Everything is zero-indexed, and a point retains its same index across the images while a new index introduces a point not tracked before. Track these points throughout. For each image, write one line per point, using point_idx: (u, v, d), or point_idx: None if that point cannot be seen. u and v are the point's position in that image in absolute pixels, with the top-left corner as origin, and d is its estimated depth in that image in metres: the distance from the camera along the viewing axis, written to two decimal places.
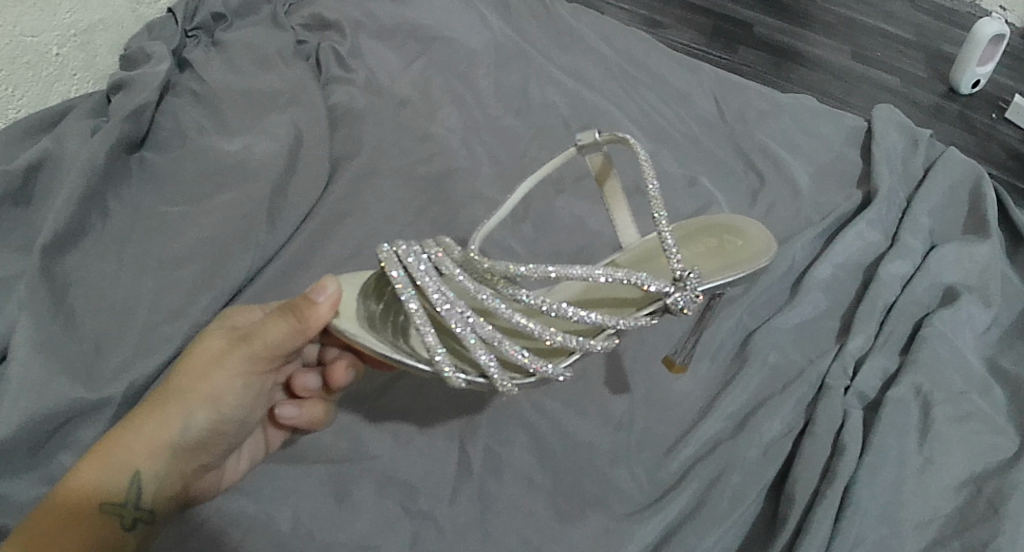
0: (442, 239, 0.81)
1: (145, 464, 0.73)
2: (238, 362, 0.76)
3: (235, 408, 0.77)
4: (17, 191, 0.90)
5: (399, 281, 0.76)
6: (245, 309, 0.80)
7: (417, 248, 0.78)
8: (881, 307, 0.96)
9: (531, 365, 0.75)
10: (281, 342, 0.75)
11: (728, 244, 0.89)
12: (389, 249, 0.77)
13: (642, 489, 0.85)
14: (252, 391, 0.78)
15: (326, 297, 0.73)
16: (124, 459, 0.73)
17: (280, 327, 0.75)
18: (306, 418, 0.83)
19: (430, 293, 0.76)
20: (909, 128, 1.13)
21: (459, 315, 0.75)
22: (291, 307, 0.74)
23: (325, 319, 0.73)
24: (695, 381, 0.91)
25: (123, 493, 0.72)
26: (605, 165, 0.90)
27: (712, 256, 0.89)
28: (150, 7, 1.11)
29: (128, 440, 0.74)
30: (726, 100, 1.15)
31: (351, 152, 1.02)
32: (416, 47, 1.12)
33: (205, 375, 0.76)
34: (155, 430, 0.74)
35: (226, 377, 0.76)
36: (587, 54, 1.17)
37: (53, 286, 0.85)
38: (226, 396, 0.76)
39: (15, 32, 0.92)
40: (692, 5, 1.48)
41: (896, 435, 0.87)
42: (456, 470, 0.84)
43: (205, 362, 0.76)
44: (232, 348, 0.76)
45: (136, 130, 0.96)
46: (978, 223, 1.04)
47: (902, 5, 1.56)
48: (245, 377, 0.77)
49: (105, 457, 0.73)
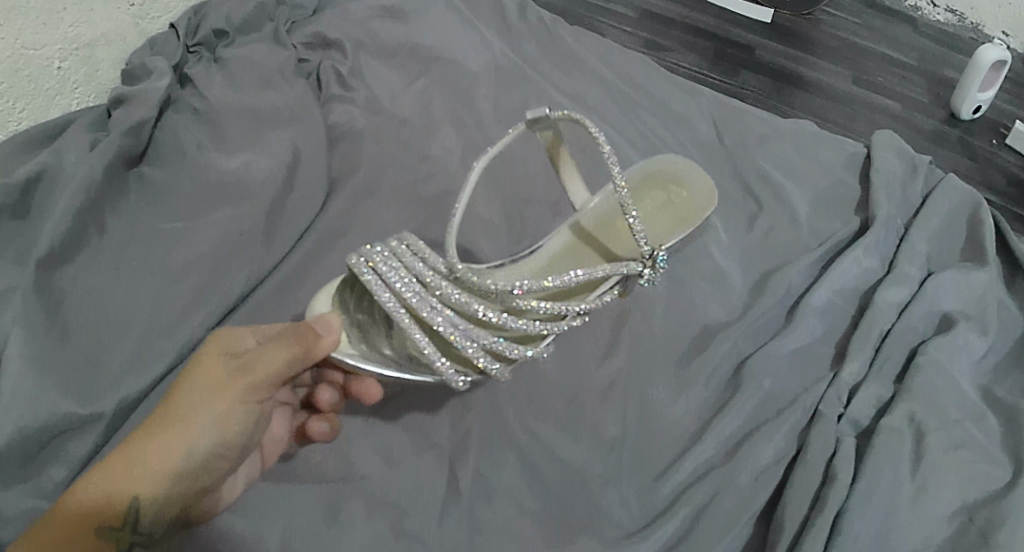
0: (406, 238, 0.85)
1: (145, 489, 0.71)
2: (241, 387, 0.75)
3: (238, 433, 0.75)
4: (16, 204, 0.90)
5: (380, 294, 0.82)
6: (240, 334, 0.79)
7: (387, 257, 0.83)
8: (876, 334, 0.95)
9: (519, 353, 0.83)
10: (286, 368, 0.75)
11: (674, 197, 1.03)
12: (362, 262, 0.83)
13: (632, 513, 0.85)
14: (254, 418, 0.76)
15: (331, 333, 0.79)
16: (123, 484, 0.71)
17: (285, 353, 0.75)
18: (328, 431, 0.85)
19: (409, 298, 0.82)
20: (909, 153, 1.13)
21: (442, 316, 0.82)
22: (299, 331, 0.77)
23: (329, 349, 0.78)
24: (688, 405, 0.91)
25: (123, 517, 0.71)
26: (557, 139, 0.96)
27: (665, 210, 1.01)
28: (153, 23, 1.11)
29: (130, 465, 0.72)
30: (725, 124, 1.15)
31: (349, 170, 1.02)
32: (416, 69, 1.13)
33: (208, 400, 0.74)
34: (156, 456, 0.72)
35: (228, 405, 0.74)
36: (588, 76, 1.18)
37: (48, 300, 0.85)
38: (228, 421, 0.74)
39: (17, 44, 0.93)
40: (694, 28, 1.48)
41: (889, 463, 0.86)
42: (446, 492, 0.84)
43: (206, 390, 0.75)
44: (235, 376, 0.75)
45: (136, 145, 0.97)
46: (976, 250, 1.04)
47: (904, 31, 1.57)
48: (247, 402, 0.75)
49: (108, 481, 0.71)
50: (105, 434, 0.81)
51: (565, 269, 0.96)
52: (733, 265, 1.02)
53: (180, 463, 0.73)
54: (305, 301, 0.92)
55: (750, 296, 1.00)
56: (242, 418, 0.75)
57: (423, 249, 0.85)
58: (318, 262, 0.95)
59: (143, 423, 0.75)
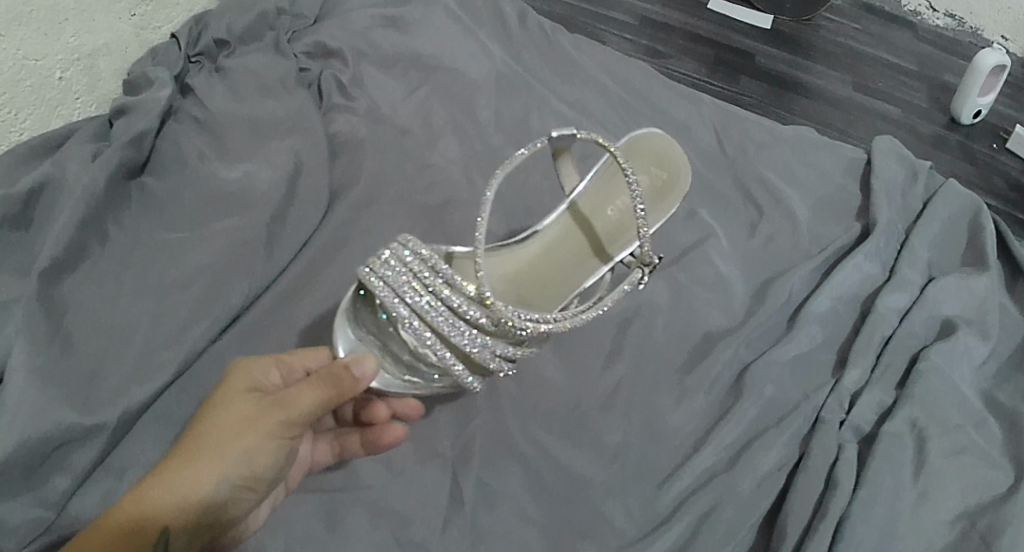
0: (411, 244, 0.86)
1: (174, 520, 0.71)
2: (273, 425, 0.74)
3: (267, 470, 0.75)
4: (17, 215, 0.90)
5: (387, 298, 0.83)
6: (269, 365, 0.78)
7: (396, 268, 0.84)
8: (877, 340, 0.96)
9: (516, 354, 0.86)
10: (320, 411, 0.75)
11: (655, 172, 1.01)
12: (371, 273, 0.84)
13: (634, 521, 0.85)
14: (285, 454, 0.76)
15: (365, 369, 0.75)
16: (153, 513, 0.70)
17: (321, 396, 0.74)
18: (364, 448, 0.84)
19: (420, 307, 0.84)
20: (909, 159, 1.14)
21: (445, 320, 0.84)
22: (338, 376, 0.75)
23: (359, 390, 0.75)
24: (691, 412, 0.91)
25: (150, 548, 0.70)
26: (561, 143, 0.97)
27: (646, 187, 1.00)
28: (153, 33, 1.12)
29: (160, 495, 0.71)
30: (725, 131, 1.16)
31: (350, 179, 1.02)
32: (417, 78, 1.13)
33: (241, 433, 0.74)
34: (186, 487, 0.72)
35: (261, 440, 0.74)
36: (589, 84, 1.18)
37: (51, 310, 0.86)
38: (259, 457, 0.74)
39: (19, 55, 0.93)
40: (694, 35, 1.49)
41: (892, 469, 0.86)
42: (449, 500, 0.84)
43: (238, 424, 0.74)
44: (269, 411, 0.74)
45: (138, 155, 0.97)
46: (977, 255, 1.04)
47: (904, 36, 1.57)
48: (278, 438, 0.74)
49: (138, 509, 0.70)
50: (109, 444, 0.81)
51: (562, 252, 0.96)
52: (734, 272, 1.02)
53: (210, 494, 0.72)
54: (308, 310, 0.92)
55: (751, 303, 1.00)
56: (273, 454, 0.74)
57: (426, 254, 0.85)
58: (320, 272, 0.95)
59: (171, 451, 0.74)
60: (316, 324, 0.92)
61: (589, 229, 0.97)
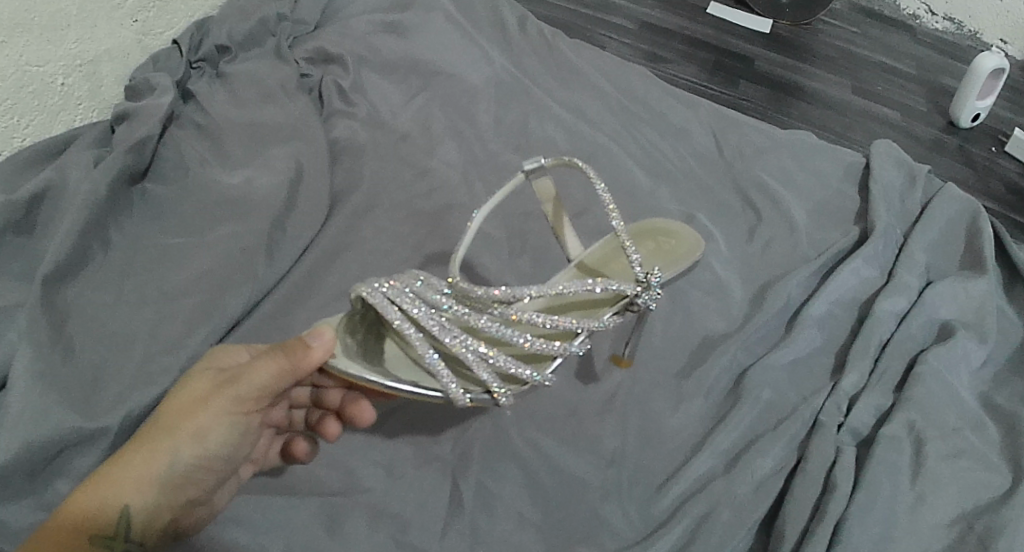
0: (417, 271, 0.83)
1: (131, 497, 0.73)
2: (224, 398, 0.76)
3: (221, 444, 0.76)
4: (20, 220, 0.91)
5: (386, 308, 0.79)
6: (230, 350, 0.80)
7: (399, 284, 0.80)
8: (874, 344, 0.96)
9: (527, 375, 0.79)
10: (272, 381, 0.76)
11: (663, 244, 0.98)
12: (373, 288, 0.79)
13: (632, 523, 0.85)
14: (239, 431, 0.77)
15: (322, 340, 0.75)
16: (111, 492, 0.72)
17: (274, 367, 0.75)
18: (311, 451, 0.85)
19: (423, 321, 0.79)
20: (906, 163, 1.14)
21: (450, 333, 0.79)
22: (291, 349, 0.74)
23: (317, 362, 0.74)
24: (688, 416, 0.92)
25: (111, 524, 0.72)
26: (554, 192, 0.95)
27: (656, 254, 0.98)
28: (155, 39, 1.12)
29: (118, 474, 0.73)
30: (724, 136, 1.16)
31: (351, 185, 1.03)
32: (417, 83, 1.14)
33: (193, 411, 0.76)
34: (142, 464, 0.74)
35: (213, 416, 0.76)
36: (588, 90, 1.19)
37: (53, 315, 0.86)
38: (211, 431, 0.76)
39: (21, 61, 0.94)
40: (693, 40, 1.49)
41: (889, 473, 0.87)
42: (448, 504, 0.85)
43: (192, 403, 0.76)
44: (220, 388, 0.76)
45: (139, 161, 0.98)
46: (975, 259, 1.05)
47: (903, 40, 1.58)
48: (231, 414, 0.76)
49: (96, 488, 0.72)
50: (111, 448, 0.82)
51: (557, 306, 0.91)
52: (732, 277, 1.03)
53: (165, 470, 0.74)
54: (308, 315, 0.93)
55: (749, 308, 1.00)
56: (225, 429, 0.76)
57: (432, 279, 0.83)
58: (321, 277, 0.96)
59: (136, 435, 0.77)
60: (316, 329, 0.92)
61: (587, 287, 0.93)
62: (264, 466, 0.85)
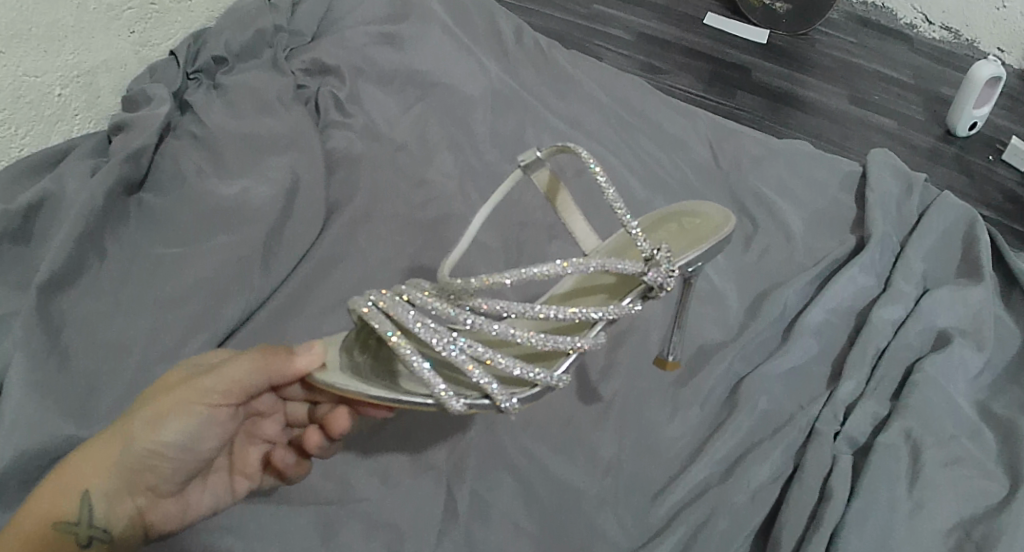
0: (411, 279, 0.80)
1: (96, 484, 0.74)
2: (191, 390, 0.76)
3: (183, 434, 0.76)
4: (17, 230, 0.91)
5: (375, 318, 0.75)
6: (219, 351, 0.81)
7: (391, 294, 0.77)
8: (871, 352, 0.96)
9: (533, 376, 0.75)
10: (244, 378, 0.76)
11: (686, 225, 0.91)
12: (363, 301, 0.76)
13: (628, 533, 0.85)
14: (207, 423, 0.77)
15: (312, 352, 0.75)
16: (76, 479, 0.74)
17: (247, 364, 0.75)
18: (296, 465, 0.84)
19: (413, 327, 0.75)
20: (904, 171, 1.14)
21: (444, 340, 0.75)
22: (269, 350, 0.75)
23: (303, 370, 0.74)
24: (684, 425, 0.92)
25: (75, 511, 0.73)
26: (553, 180, 0.88)
27: (676, 237, 0.90)
28: (153, 50, 1.13)
29: (83, 460, 0.74)
30: (719, 145, 1.17)
31: (348, 196, 1.04)
32: (414, 94, 1.14)
33: (160, 399, 0.76)
34: (105, 450, 0.74)
35: (180, 407, 0.75)
36: (584, 100, 1.19)
37: (49, 324, 0.87)
38: (175, 421, 0.75)
39: (18, 72, 0.94)
40: (690, 50, 1.50)
41: (885, 481, 0.87)
42: (443, 513, 0.85)
43: (162, 393, 0.77)
44: (191, 378, 0.76)
45: (136, 172, 0.98)
46: (972, 267, 1.05)
47: (899, 49, 1.59)
48: (199, 405, 0.76)
49: (61, 478, 0.74)
50: None
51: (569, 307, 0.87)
52: (728, 286, 1.03)
53: (125, 457, 0.74)
54: (304, 325, 0.93)
55: (746, 317, 1.01)
56: (191, 420, 0.76)
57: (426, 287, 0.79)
58: (317, 287, 0.96)
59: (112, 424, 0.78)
60: (312, 339, 0.92)
61: (597, 286, 0.88)
62: (256, 484, 0.84)
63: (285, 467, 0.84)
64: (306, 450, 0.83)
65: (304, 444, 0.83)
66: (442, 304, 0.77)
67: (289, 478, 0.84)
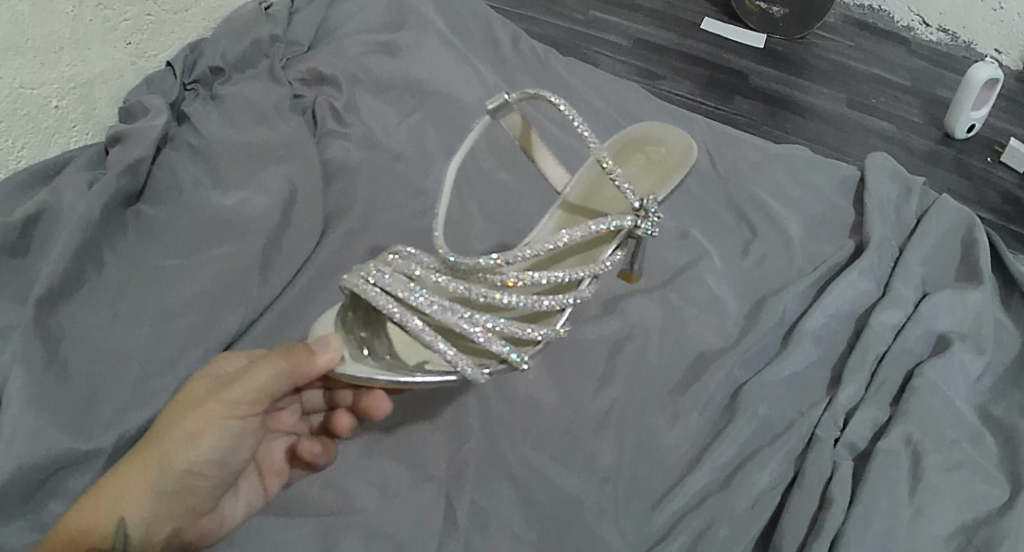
0: (397, 250, 0.85)
1: (133, 510, 0.73)
2: (218, 404, 0.76)
3: (215, 449, 0.76)
4: (15, 243, 0.91)
5: (379, 298, 0.80)
6: (229, 356, 0.82)
7: (386, 272, 0.82)
8: (871, 358, 0.96)
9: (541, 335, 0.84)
10: (271, 385, 0.77)
11: (652, 158, 1.03)
12: (362, 282, 0.81)
13: (629, 541, 0.85)
14: (238, 438, 0.77)
15: (329, 349, 0.77)
16: (111, 506, 0.73)
17: (272, 371, 0.76)
18: (324, 452, 0.87)
19: (419, 301, 0.81)
20: (902, 176, 1.14)
21: (450, 310, 0.82)
22: (292, 351, 0.76)
23: (324, 367, 0.77)
24: (685, 432, 0.92)
25: (112, 539, 0.72)
26: (524, 124, 0.98)
27: (645, 169, 1.02)
28: (149, 61, 1.13)
29: (117, 486, 0.74)
30: (717, 151, 1.17)
31: (345, 205, 1.04)
32: (411, 102, 1.15)
33: (188, 415, 0.76)
34: (137, 472, 0.74)
35: (209, 421, 0.76)
36: (582, 107, 1.19)
37: (47, 337, 0.87)
38: (206, 437, 0.76)
39: (15, 84, 0.95)
40: (687, 56, 1.50)
41: (886, 486, 0.86)
42: (443, 523, 0.85)
43: (189, 408, 0.77)
44: (217, 391, 0.77)
45: (133, 184, 0.98)
46: (971, 271, 1.05)
47: (896, 51, 1.59)
48: (229, 418, 0.76)
49: (96, 501, 0.73)
50: (104, 468, 0.82)
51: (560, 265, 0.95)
52: (727, 293, 1.03)
53: (159, 477, 0.74)
54: (303, 335, 0.93)
55: (745, 323, 1.00)
56: (220, 433, 0.76)
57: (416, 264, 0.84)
58: (315, 297, 0.96)
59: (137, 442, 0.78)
60: None
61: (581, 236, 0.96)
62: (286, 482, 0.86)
63: (313, 457, 0.86)
64: (334, 431, 0.88)
65: (332, 427, 0.88)
66: (440, 277, 0.84)
67: (318, 466, 0.87)
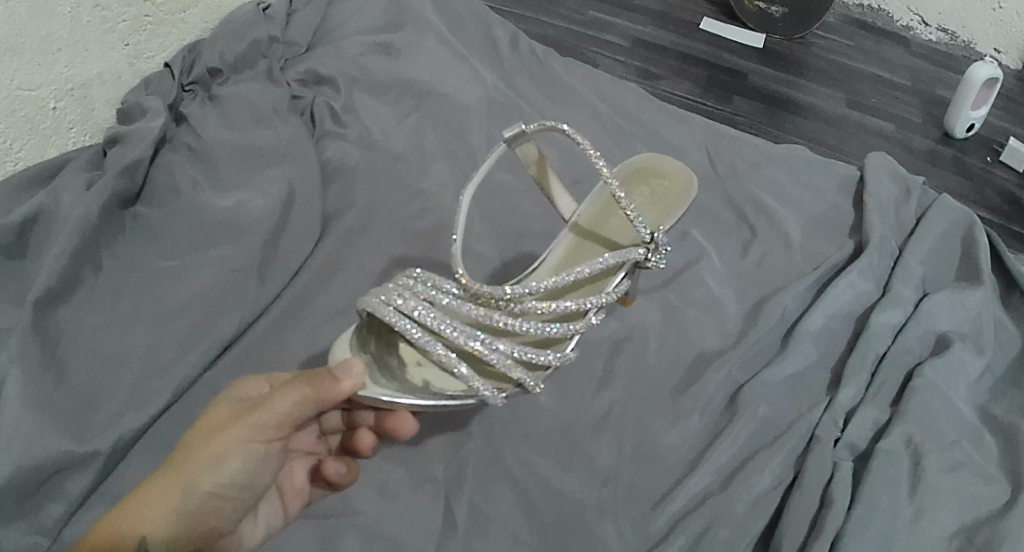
0: (413, 273, 0.84)
1: (153, 530, 0.73)
2: (242, 428, 0.76)
3: (238, 471, 0.77)
4: (12, 245, 0.91)
5: (403, 325, 0.80)
6: (253, 381, 0.83)
7: (410, 300, 0.81)
8: (870, 358, 0.96)
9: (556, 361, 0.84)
10: (294, 409, 0.77)
11: (656, 185, 1.02)
12: (385, 308, 0.80)
13: (628, 543, 0.85)
14: (260, 460, 0.78)
15: (354, 373, 0.75)
16: (133, 525, 0.73)
17: (296, 396, 0.76)
18: (347, 473, 0.85)
19: (439, 329, 0.81)
20: (901, 176, 1.14)
21: (468, 336, 0.82)
22: (317, 376, 0.76)
23: (348, 392, 0.75)
24: (684, 433, 0.92)
25: None
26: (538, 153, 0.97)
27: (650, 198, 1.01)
28: (148, 62, 1.13)
29: (140, 505, 0.74)
30: (716, 152, 1.17)
31: (344, 206, 1.03)
32: (410, 103, 1.14)
33: (212, 438, 0.77)
34: (160, 494, 0.74)
35: (232, 444, 0.76)
36: (581, 107, 1.19)
37: (44, 339, 0.86)
38: (228, 460, 0.76)
39: (13, 85, 0.94)
40: (686, 56, 1.50)
41: (886, 487, 0.86)
42: (442, 525, 0.84)
43: (212, 430, 0.77)
44: (239, 415, 0.77)
45: (131, 185, 0.98)
46: (971, 271, 1.04)
47: (895, 51, 1.58)
48: (252, 442, 0.77)
49: (119, 520, 0.73)
50: (102, 470, 0.82)
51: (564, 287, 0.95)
52: (727, 293, 1.02)
53: (183, 499, 0.75)
54: (302, 337, 0.93)
55: (745, 323, 1.00)
56: (244, 456, 0.76)
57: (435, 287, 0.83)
58: (314, 299, 0.96)
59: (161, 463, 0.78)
60: (310, 350, 0.92)
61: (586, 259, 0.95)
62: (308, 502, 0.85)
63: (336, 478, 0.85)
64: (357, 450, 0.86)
65: (354, 447, 0.86)
66: (456, 301, 0.83)
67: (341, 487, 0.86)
